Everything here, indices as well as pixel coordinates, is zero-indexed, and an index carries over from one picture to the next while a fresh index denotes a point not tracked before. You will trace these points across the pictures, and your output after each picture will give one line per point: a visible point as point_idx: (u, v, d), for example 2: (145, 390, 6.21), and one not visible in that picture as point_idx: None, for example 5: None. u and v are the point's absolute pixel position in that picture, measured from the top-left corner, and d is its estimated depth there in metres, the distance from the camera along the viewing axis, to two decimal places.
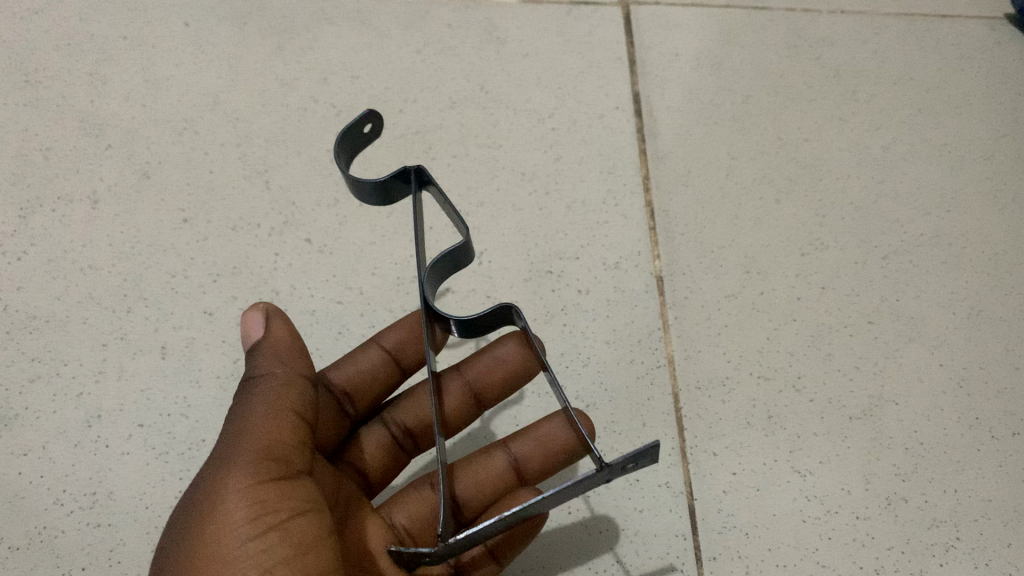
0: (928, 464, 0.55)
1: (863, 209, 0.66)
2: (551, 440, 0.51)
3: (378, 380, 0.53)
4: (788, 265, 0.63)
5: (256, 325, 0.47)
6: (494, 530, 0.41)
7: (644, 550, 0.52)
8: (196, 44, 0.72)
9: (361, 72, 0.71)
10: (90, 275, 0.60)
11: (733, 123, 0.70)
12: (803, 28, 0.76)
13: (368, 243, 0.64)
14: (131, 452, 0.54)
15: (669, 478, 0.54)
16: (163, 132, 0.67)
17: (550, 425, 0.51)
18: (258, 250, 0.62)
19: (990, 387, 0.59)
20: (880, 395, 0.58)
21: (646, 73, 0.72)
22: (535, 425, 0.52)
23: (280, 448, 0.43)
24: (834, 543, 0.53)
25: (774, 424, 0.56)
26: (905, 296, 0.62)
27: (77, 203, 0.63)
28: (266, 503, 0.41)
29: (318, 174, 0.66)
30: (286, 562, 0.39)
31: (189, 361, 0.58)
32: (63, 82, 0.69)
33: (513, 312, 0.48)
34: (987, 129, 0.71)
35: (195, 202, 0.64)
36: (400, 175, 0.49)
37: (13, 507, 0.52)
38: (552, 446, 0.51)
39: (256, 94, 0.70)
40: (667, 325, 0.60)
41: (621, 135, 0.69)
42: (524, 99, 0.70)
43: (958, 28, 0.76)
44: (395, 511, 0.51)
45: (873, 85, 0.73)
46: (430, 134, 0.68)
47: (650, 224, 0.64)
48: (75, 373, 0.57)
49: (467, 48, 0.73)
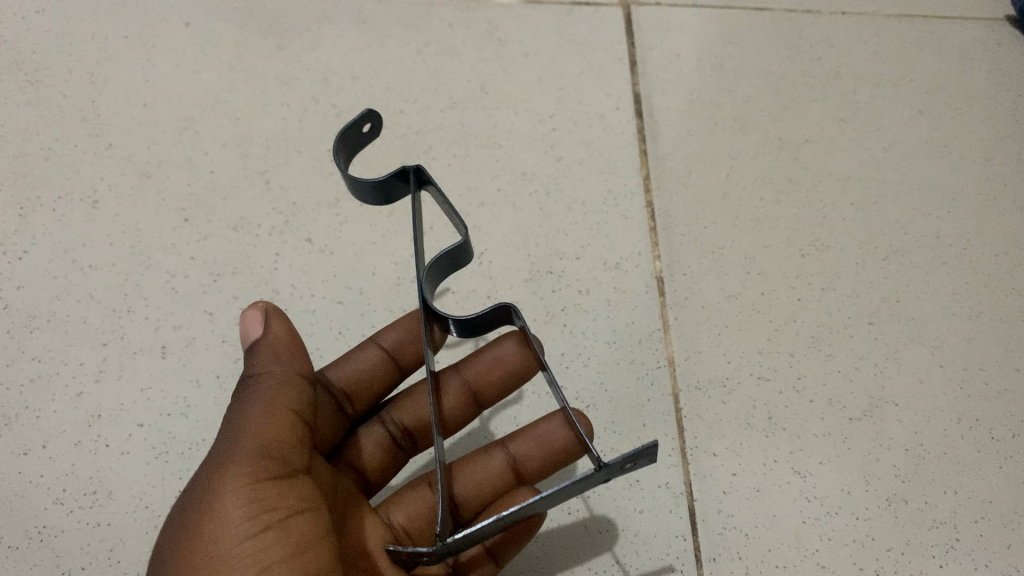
0: (929, 465, 0.55)
1: (864, 210, 0.66)
2: (550, 440, 0.51)
3: (378, 380, 0.53)
4: (789, 266, 0.63)
5: (255, 324, 0.46)
6: (491, 529, 0.41)
7: (644, 551, 0.52)
8: (201, 46, 0.73)
9: (363, 73, 0.72)
10: (91, 275, 0.61)
11: (733, 124, 0.70)
12: (803, 29, 0.76)
13: (369, 243, 0.64)
14: (131, 452, 0.55)
15: (670, 478, 0.54)
16: (164, 133, 0.69)
17: (549, 425, 0.51)
18: (258, 250, 0.63)
19: (991, 388, 0.58)
20: (880, 396, 0.58)
21: (645, 74, 0.73)
22: (534, 425, 0.51)
23: (278, 447, 0.43)
24: (834, 544, 0.52)
25: (774, 425, 0.56)
26: (906, 297, 0.62)
27: (76, 202, 0.65)
28: (264, 502, 0.41)
29: (319, 174, 0.67)
30: (284, 562, 0.39)
31: (189, 360, 0.58)
32: (64, 82, 0.70)
33: (512, 311, 0.47)
34: (989, 129, 0.71)
35: (198, 203, 0.65)
36: (399, 175, 0.49)
37: (14, 507, 0.53)
38: (551, 446, 0.51)
39: (258, 95, 0.71)
40: (667, 325, 0.60)
41: (621, 135, 0.69)
42: (522, 100, 0.71)
43: (959, 29, 0.76)
44: (394, 510, 0.51)
45: (873, 86, 0.73)
46: (429, 135, 0.69)
47: (649, 225, 0.64)
48: (76, 372, 0.57)
49: (467, 49, 0.74)
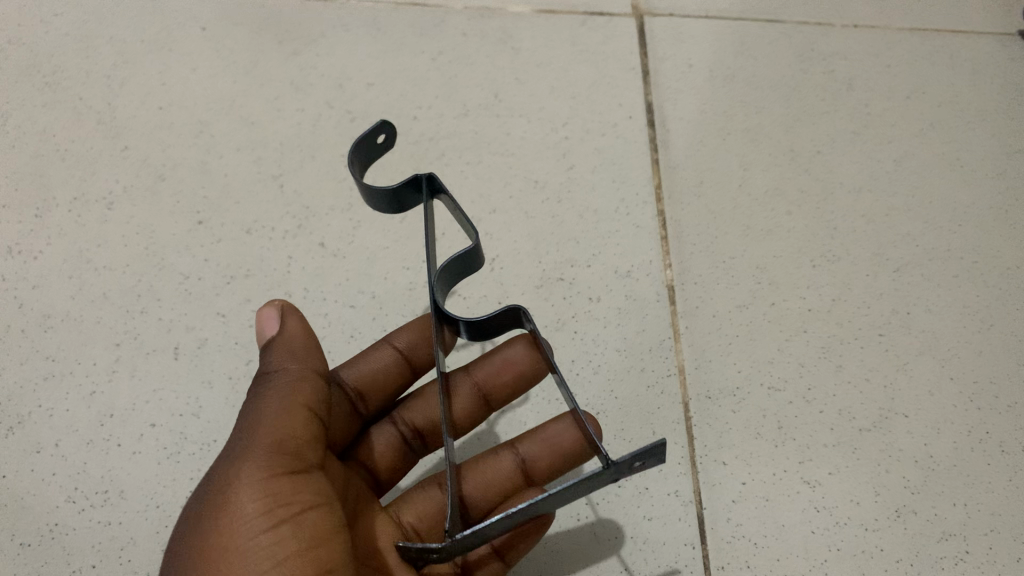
0: (938, 477, 0.55)
1: (875, 222, 0.66)
2: (557, 441, 0.51)
3: (389, 381, 0.53)
4: (799, 277, 0.63)
5: (271, 321, 0.46)
6: (500, 527, 0.41)
7: (652, 559, 0.52)
8: (217, 51, 0.74)
9: (377, 80, 0.73)
10: (105, 275, 0.62)
11: (745, 135, 0.71)
12: (816, 42, 0.76)
13: (381, 248, 0.65)
14: (143, 452, 0.55)
15: (679, 487, 0.54)
16: (180, 135, 0.69)
17: (558, 426, 0.51)
18: (272, 253, 0.64)
19: (1002, 402, 0.58)
20: (890, 408, 0.58)
21: (659, 83, 0.73)
22: (542, 427, 0.52)
23: (293, 443, 0.43)
24: (843, 555, 0.52)
25: (784, 435, 0.56)
26: (916, 309, 0.62)
27: (91, 204, 0.65)
28: (279, 496, 0.41)
29: (332, 179, 0.68)
30: (297, 556, 0.40)
31: (201, 361, 0.59)
32: (81, 84, 0.71)
33: (522, 314, 0.47)
34: (1000, 143, 0.71)
35: (211, 206, 0.66)
36: (412, 183, 0.49)
37: (26, 504, 0.53)
38: (559, 448, 0.51)
39: (272, 100, 0.72)
40: (678, 333, 0.60)
41: (633, 145, 0.70)
42: (536, 108, 0.72)
43: (971, 43, 0.77)
44: (403, 510, 0.51)
45: (885, 100, 0.73)
46: (442, 142, 0.70)
47: (660, 234, 0.65)
48: (88, 372, 0.58)
49: (480, 57, 0.75)
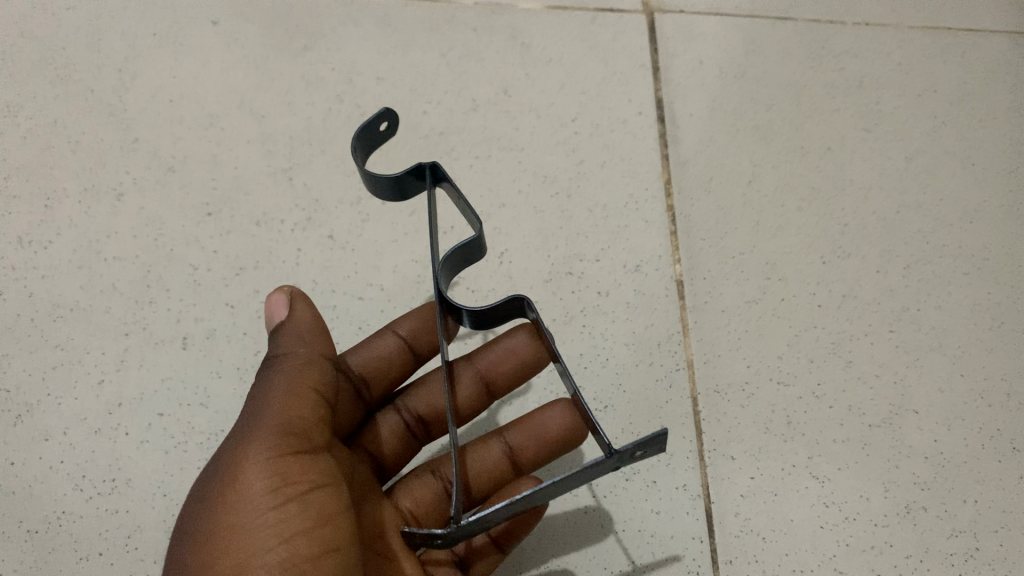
0: (948, 474, 0.55)
1: (885, 219, 0.66)
2: (549, 430, 0.51)
3: (393, 368, 0.53)
4: (809, 273, 0.63)
5: (280, 306, 0.47)
6: (502, 515, 0.41)
7: (659, 552, 0.52)
8: (228, 45, 0.75)
9: (387, 75, 0.74)
10: (115, 265, 0.62)
11: (756, 131, 0.71)
12: (826, 40, 0.76)
13: (390, 241, 0.65)
14: (151, 441, 0.56)
15: (687, 481, 0.54)
16: (190, 128, 0.70)
17: (547, 413, 0.51)
18: (281, 245, 0.64)
19: (1012, 399, 0.58)
20: (901, 404, 0.57)
21: (669, 80, 0.73)
22: (532, 414, 0.51)
23: (301, 424, 0.43)
24: (852, 550, 0.52)
25: (793, 430, 0.56)
26: (927, 306, 0.62)
27: (102, 194, 0.66)
28: (287, 475, 0.41)
29: (342, 172, 0.68)
30: (304, 534, 0.40)
31: (210, 352, 0.59)
32: (92, 78, 0.72)
33: (525, 303, 0.47)
34: (1011, 142, 0.71)
35: (221, 198, 0.66)
36: (416, 171, 0.50)
37: (33, 492, 0.53)
38: (548, 436, 0.51)
39: (282, 94, 0.72)
40: (686, 329, 0.60)
41: (643, 141, 0.70)
42: (546, 104, 0.72)
43: (984, 43, 0.76)
44: (404, 495, 0.51)
45: (896, 97, 0.73)
46: (452, 136, 0.70)
47: (670, 230, 0.65)
48: (97, 361, 0.58)
49: (490, 53, 0.75)
